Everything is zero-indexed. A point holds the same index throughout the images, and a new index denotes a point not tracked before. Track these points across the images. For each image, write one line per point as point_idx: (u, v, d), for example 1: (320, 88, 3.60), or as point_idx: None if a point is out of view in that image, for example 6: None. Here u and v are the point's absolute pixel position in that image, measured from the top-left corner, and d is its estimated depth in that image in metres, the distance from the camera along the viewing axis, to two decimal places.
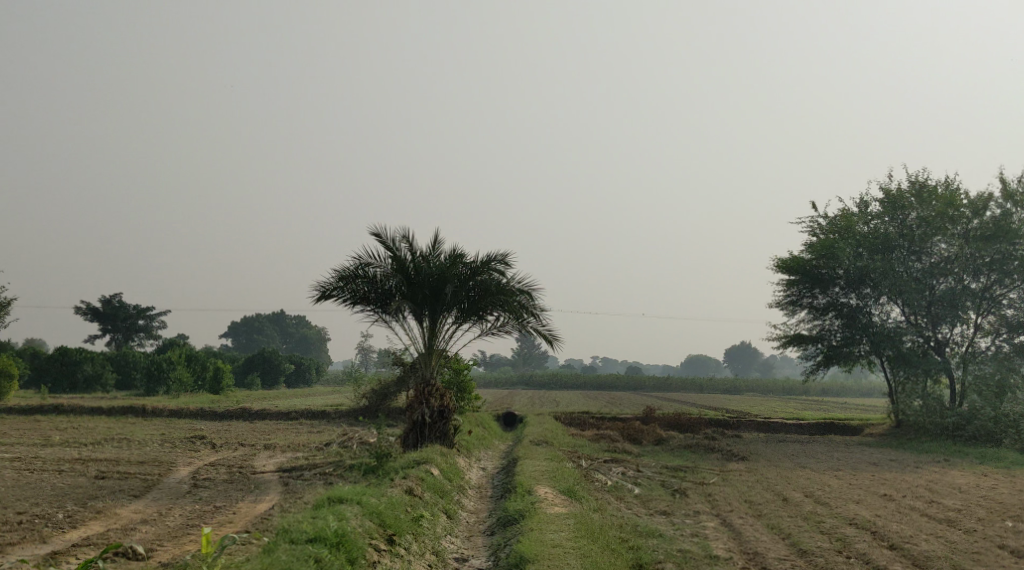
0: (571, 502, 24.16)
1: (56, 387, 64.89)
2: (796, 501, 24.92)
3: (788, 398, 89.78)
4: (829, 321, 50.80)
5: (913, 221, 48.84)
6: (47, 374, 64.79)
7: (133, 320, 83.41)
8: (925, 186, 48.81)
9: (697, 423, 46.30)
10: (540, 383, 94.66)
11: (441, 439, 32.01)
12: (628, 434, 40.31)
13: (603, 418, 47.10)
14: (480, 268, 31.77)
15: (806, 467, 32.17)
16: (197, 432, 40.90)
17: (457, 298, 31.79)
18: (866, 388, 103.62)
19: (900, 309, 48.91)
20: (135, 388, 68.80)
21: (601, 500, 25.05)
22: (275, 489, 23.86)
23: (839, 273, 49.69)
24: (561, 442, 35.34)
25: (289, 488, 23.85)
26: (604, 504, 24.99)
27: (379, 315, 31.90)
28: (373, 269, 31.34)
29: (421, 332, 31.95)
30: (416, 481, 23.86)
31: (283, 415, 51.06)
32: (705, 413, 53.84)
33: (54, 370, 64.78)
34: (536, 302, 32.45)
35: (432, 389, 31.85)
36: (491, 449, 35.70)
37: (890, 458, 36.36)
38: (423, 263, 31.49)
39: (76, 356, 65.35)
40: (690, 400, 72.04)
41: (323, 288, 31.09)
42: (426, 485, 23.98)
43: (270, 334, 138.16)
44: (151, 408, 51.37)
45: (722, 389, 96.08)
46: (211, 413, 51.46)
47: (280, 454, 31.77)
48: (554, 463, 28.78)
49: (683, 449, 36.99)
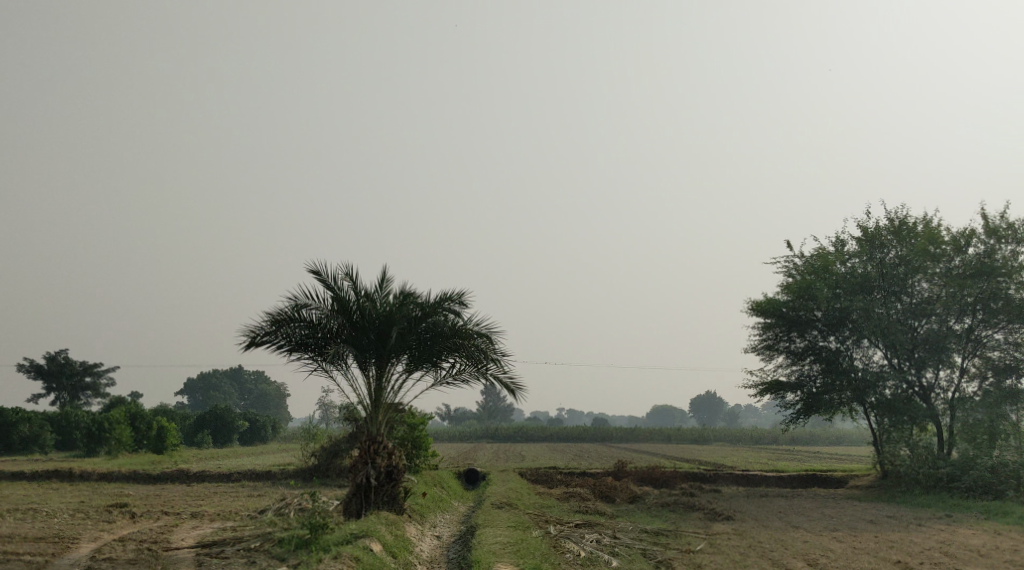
0: None
1: None
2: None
3: (761, 448, 86.44)
4: (807, 366, 47.47)
5: (892, 259, 45.95)
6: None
7: (81, 377, 78.89)
8: (904, 222, 46.07)
9: (671, 478, 42.95)
10: (505, 436, 90.87)
11: (390, 504, 28.37)
12: (600, 492, 36.78)
13: (572, 474, 43.63)
14: (432, 309, 28.50)
15: (800, 527, 28.82)
16: (122, 499, 36.89)
17: (407, 343, 28.43)
18: (837, 435, 100.45)
19: (882, 352, 45.86)
20: (75, 450, 64.26)
21: None
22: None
23: (817, 315, 46.61)
24: (526, 504, 31.76)
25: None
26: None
27: (318, 363, 28.30)
28: (311, 311, 27.79)
29: (367, 382, 28.41)
30: (349, 563, 20.29)
31: (225, 476, 47.07)
32: (679, 466, 50.50)
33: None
34: (495, 346, 29.05)
35: (379, 446, 28.23)
36: (449, 513, 32.02)
37: (886, 513, 33.15)
38: (367, 302, 28.16)
39: (13, 418, 60.53)
40: (661, 452, 68.51)
41: (253, 333, 27.45)
42: (362, 567, 20.38)
43: (227, 390, 133.35)
44: (79, 472, 47.13)
45: (691, 440, 92.86)
46: (146, 476, 47.32)
47: (207, 525, 28.04)
48: (518, 532, 25.21)
49: (661, 508, 33.52)
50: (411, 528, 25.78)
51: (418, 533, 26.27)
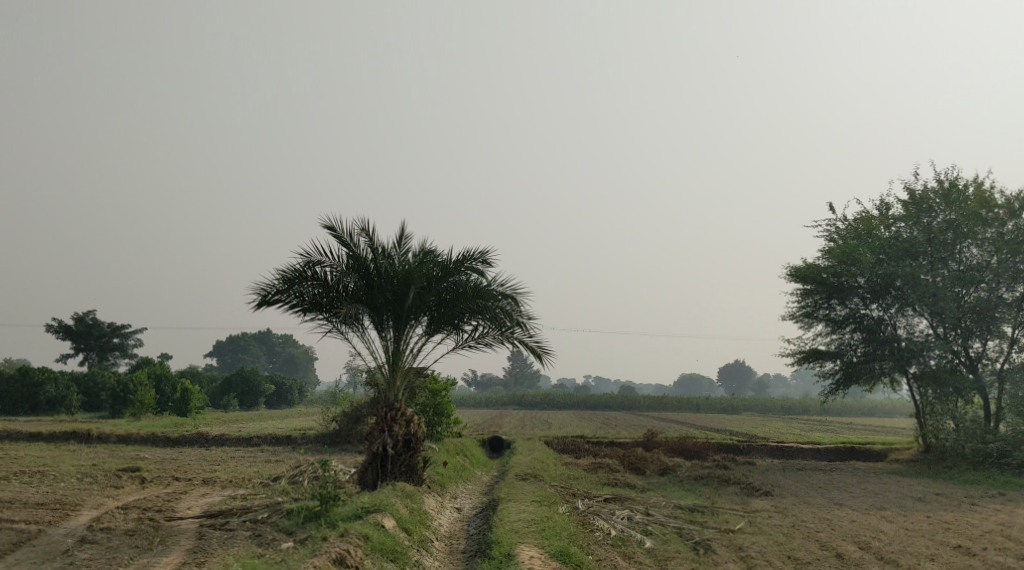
0: None
1: (16, 410, 58.32)
2: (856, 561, 19.96)
3: (793, 419, 84.57)
4: (847, 335, 45.54)
5: (939, 223, 43.83)
6: (5, 395, 58.22)
7: (110, 338, 78.10)
8: (953, 185, 43.93)
9: (704, 449, 41.25)
10: (533, 403, 89.46)
11: (407, 475, 26.87)
12: (630, 463, 35.17)
13: (600, 443, 42.02)
14: (454, 268, 26.89)
15: (844, 505, 27.08)
16: (135, 463, 35.54)
17: (426, 304, 26.87)
18: (870, 407, 98.39)
19: (926, 320, 43.90)
20: (100, 410, 63.22)
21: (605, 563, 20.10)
22: (175, 558, 18.93)
23: (860, 282, 44.61)
24: (551, 476, 30.24)
25: (195, 558, 18.94)
26: (610, 567, 20.07)
27: (333, 324, 26.77)
28: (325, 268, 26.23)
29: (385, 345, 26.90)
30: (357, 540, 19.11)
31: (246, 441, 45.85)
32: (713, 436, 48.73)
33: (14, 393, 58.20)
34: (521, 309, 27.39)
35: (397, 413, 26.72)
36: (471, 483, 30.53)
37: (934, 490, 31.38)
38: (385, 260, 26.61)
39: (39, 377, 58.99)
40: (691, 422, 66.79)
41: (264, 291, 25.91)
42: (371, 546, 19.19)
43: (256, 352, 132.84)
44: (98, 434, 45.93)
45: (720, 409, 91.16)
46: (165, 439, 46.09)
47: (217, 492, 26.61)
48: (543, 508, 23.66)
49: (695, 482, 31.86)
50: (429, 501, 24.36)
51: (437, 506, 24.86)
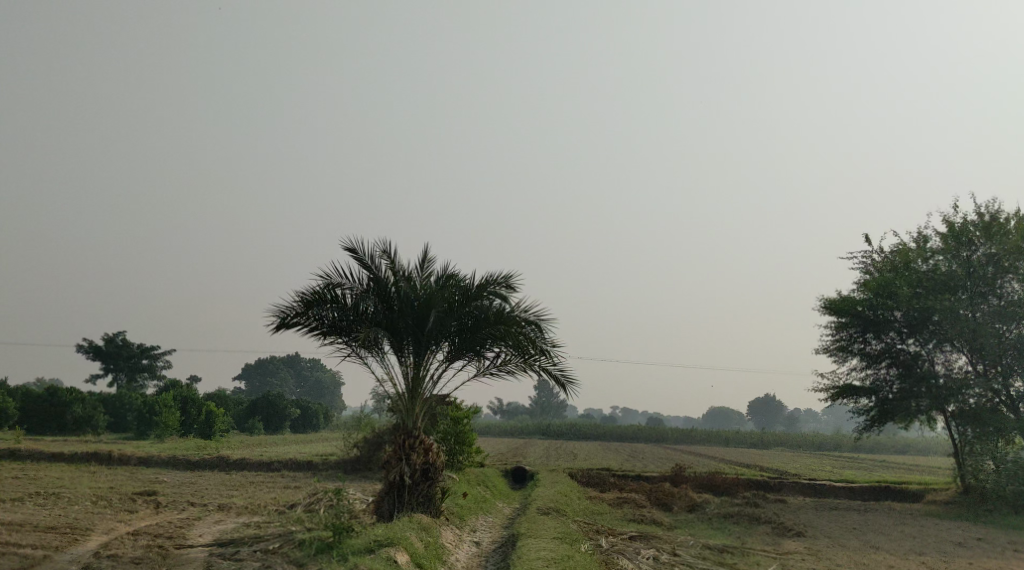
0: None
1: (42, 429, 57.91)
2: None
3: (824, 455, 83.01)
4: (883, 370, 44.43)
5: (979, 257, 42.67)
6: (32, 415, 57.82)
7: (139, 359, 77.86)
8: (994, 218, 42.82)
9: (733, 485, 40.17)
10: (559, 433, 88.38)
11: (425, 506, 26.08)
12: (656, 498, 34.21)
13: (626, 477, 41.03)
14: (477, 293, 26.21)
15: (880, 548, 26.12)
16: (152, 487, 34.91)
17: (448, 330, 26.19)
18: (903, 445, 96.57)
19: (965, 357, 42.70)
20: (126, 432, 62.80)
21: None
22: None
23: (897, 316, 43.54)
24: (575, 510, 29.37)
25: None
26: None
27: (352, 349, 26.12)
28: (344, 291, 25.62)
29: (404, 371, 26.23)
30: None
31: (267, 466, 45.18)
32: (743, 472, 47.56)
33: (41, 413, 57.72)
34: (545, 336, 26.65)
35: (416, 442, 26.01)
36: (492, 516, 29.71)
37: (973, 535, 30.25)
38: (406, 283, 25.96)
39: (66, 397, 58.49)
40: (719, 456, 65.57)
41: (282, 314, 25.32)
42: None
43: (283, 376, 132.47)
44: (119, 456, 45.37)
45: (749, 443, 89.70)
46: (185, 462, 45.42)
47: (231, 519, 25.95)
48: (566, 545, 22.86)
49: (723, 520, 30.90)
50: (446, 535, 23.63)
51: (455, 540, 24.16)
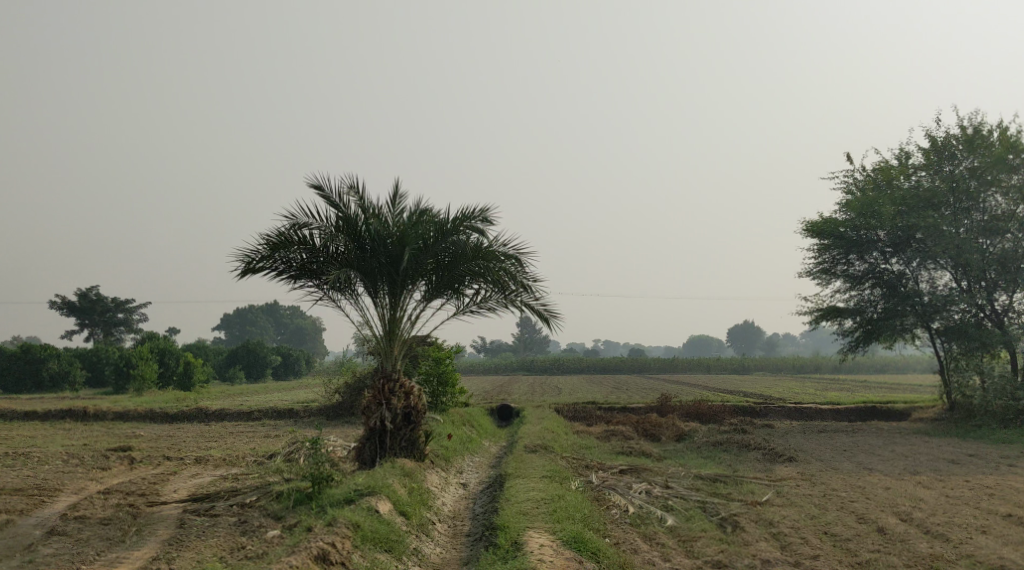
0: (581, 561, 18.37)
1: (18, 387, 56.77)
2: (901, 536, 19.66)
3: (806, 378, 82.87)
4: (867, 291, 43.83)
5: (962, 171, 41.95)
6: (7, 373, 56.62)
7: (114, 313, 76.65)
8: (977, 131, 41.98)
9: (720, 412, 39.62)
10: (542, 368, 87.92)
11: (408, 450, 25.34)
12: (644, 430, 33.56)
13: (612, 409, 40.43)
14: (452, 228, 25.23)
15: (874, 470, 25.58)
16: (128, 442, 33.95)
17: (423, 268, 25.25)
18: (883, 364, 96.76)
19: (950, 274, 42.14)
20: (105, 386, 61.81)
21: (624, 547, 19.34)
22: (148, 553, 17.89)
23: (880, 235, 42.85)
24: (563, 445, 28.76)
25: (169, 551, 17.94)
26: (629, 552, 19.23)
27: (324, 291, 25.14)
28: (311, 231, 24.53)
29: (380, 312, 25.30)
30: (347, 531, 18.29)
31: (247, 415, 44.33)
32: (730, 399, 47.05)
33: (16, 370, 56.47)
34: (525, 271, 25.77)
35: (395, 385, 25.16)
36: (478, 455, 29.07)
37: (966, 451, 29.78)
38: (377, 220, 24.93)
39: (41, 354, 57.29)
40: (703, 384, 65.16)
41: (248, 258, 24.26)
42: (363, 536, 18.42)
43: (263, 324, 131.46)
44: (95, 411, 44.35)
45: (731, 370, 89.59)
46: (163, 415, 44.46)
47: (208, 472, 25.01)
48: (555, 483, 22.22)
49: (712, 448, 30.35)
50: (432, 479, 22.96)
51: (441, 484, 23.50)
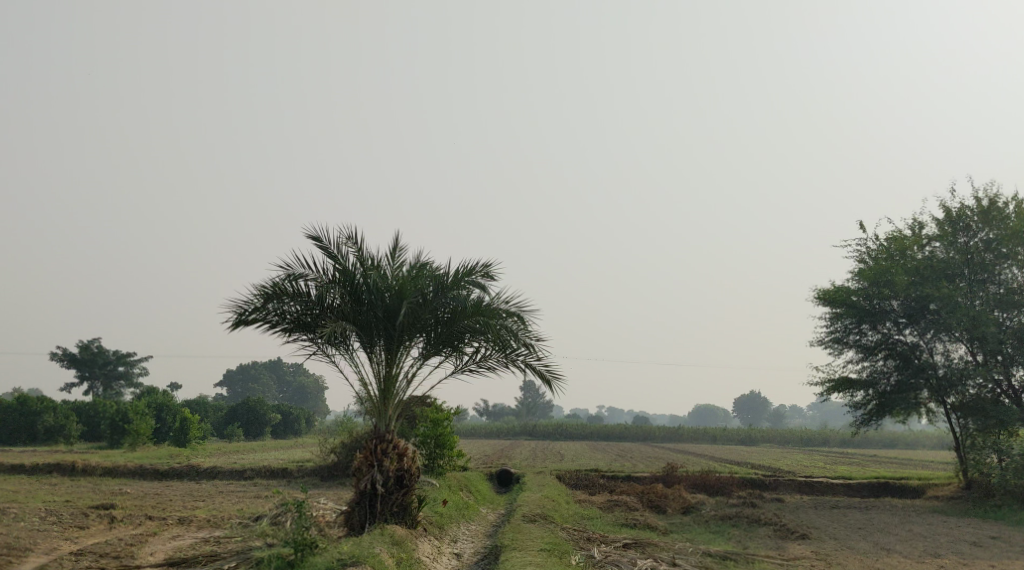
0: None
1: (11, 440, 55.43)
2: None
3: (814, 452, 81.24)
4: (880, 362, 42.59)
5: (977, 243, 41.01)
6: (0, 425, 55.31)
7: (115, 366, 75.50)
8: (993, 202, 41.11)
9: (728, 484, 38.30)
10: (545, 434, 86.43)
11: (399, 516, 24.08)
12: (649, 500, 32.24)
13: (616, 478, 39.09)
14: (453, 283, 24.29)
15: (892, 552, 24.37)
16: (113, 499, 32.62)
17: (422, 323, 24.24)
18: (892, 439, 95.15)
19: (965, 347, 40.97)
20: (100, 441, 60.48)
21: None
22: None
23: (894, 305, 41.74)
24: (564, 515, 27.47)
25: None
26: None
27: (318, 345, 24.09)
28: (306, 282, 23.60)
29: (375, 369, 24.23)
30: None
31: (240, 474, 42.97)
32: (738, 470, 45.62)
33: (11, 423, 55.20)
34: (528, 330, 24.73)
35: (388, 446, 24.02)
36: (475, 523, 27.75)
37: (986, 533, 28.49)
38: (375, 273, 24.00)
39: (37, 406, 56.01)
40: (710, 454, 63.64)
41: (240, 309, 23.26)
42: None
43: (265, 382, 129.93)
44: (84, 466, 42.98)
45: (737, 440, 88.01)
46: (153, 472, 43.10)
47: (190, 534, 23.79)
48: (553, 559, 21.00)
49: (720, 522, 29.05)
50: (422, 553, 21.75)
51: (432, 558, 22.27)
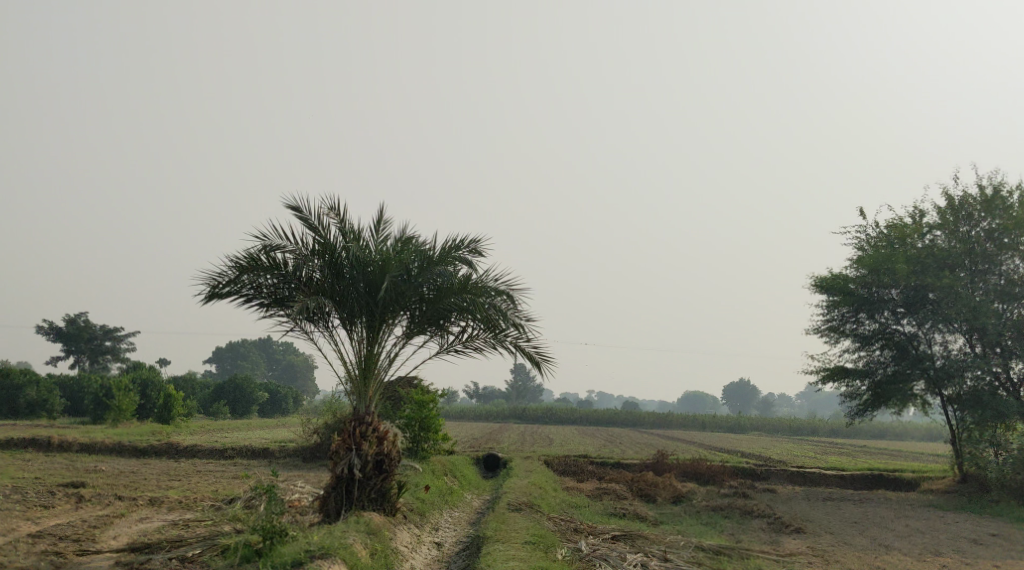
0: None
1: None
2: None
3: (805, 441, 80.41)
4: (876, 352, 41.62)
5: (978, 233, 39.99)
6: None
7: (101, 341, 74.22)
8: (997, 191, 40.04)
9: (719, 473, 37.36)
10: (534, 417, 85.46)
11: (378, 503, 23.10)
12: (638, 489, 31.28)
13: (604, 464, 38.10)
14: (439, 258, 23.29)
15: (892, 549, 23.50)
16: (84, 477, 31.48)
17: (405, 300, 23.25)
18: (882, 429, 94.52)
19: (962, 338, 40.02)
20: (83, 417, 59.25)
21: None
22: None
23: (893, 294, 40.72)
24: (550, 503, 26.53)
25: None
26: None
27: (295, 322, 23.06)
28: (283, 254, 22.57)
29: (355, 348, 23.24)
30: None
31: (221, 454, 41.85)
32: (730, 459, 44.66)
33: None
34: (518, 310, 23.73)
35: (367, 429, 22.99)
36: (458, 510, 26.76)
37: (987, 530, 27.60)
38: (356, 245, 22.99)
39: (19, 380, 54.75)
40: (700, 442, 62.73)
41: (213, 282, 22.22)
42: None
43: (255, 359, 128.85)
44: (60, 441, 41.81)
45: (727, 427, 87.18)
46: (131, 449, 41.95)
47: (159, 516, 22.75)
48: (538, 559, 20.12)
49: (712, 513, 28.14)
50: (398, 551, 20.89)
51: (409, 554, 21.42)
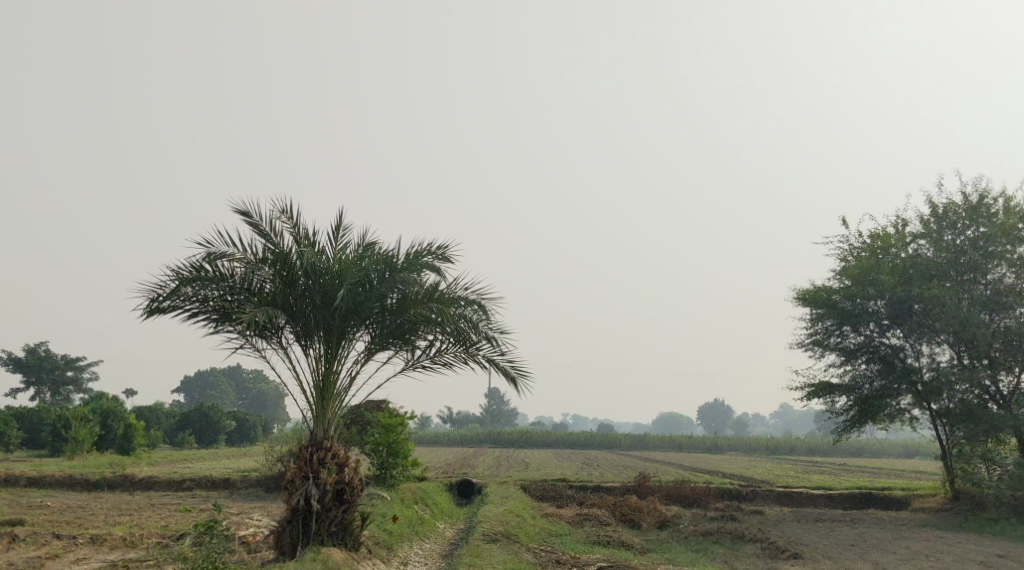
0: None
1: None
2: None
3: (785, 460, 78.83)
4: (861, 367, 39.94)
5: (961, 242, 38.52)
6: None
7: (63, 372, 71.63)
8: (982, 199, 38.71)
9: (704, 496, 35.62)
10: (509, 441, 83.44)
11: (338, 537, 21.17)
12: (620, 514, 29.43)
13: (583, 489, 36.25)
14: (403, 266, 21.64)
15: None
16: (27, 514, 29.21)
17: (366, 312, 21.55)
18: (860, 447, 93.27)
19: (951, 350, 38.33)
20: (40, 450, 56.71)
21: None
22: None
23: (878, 306, 39.05)
24: (529, 532, 24.67)
25: None
26: None
27: (246, 338, 21.33)
28: (232, 263, 20.93)
29: (312, 365, 21.50)
30: None
31: (180, 485, 39.61)
32: (714, 481, 42.90)
33: None
34: (490, 322, 22.04)
35: (325, 455, 21.09)
36: (428, 541, 24.81)
37: (992, 551, 25.97)
38: (311, 252, 21.37)
39: None
40: (681, 463, 60.91)
41: (156, 295, 20.56)
42: None
43: (224, 388, 126.04)
44: (9, 475, 39.41)
45: (704, 448, 85.56)
46: (85, 482, 39.61)
47: (98, 556, 20.75)
48: None
49: (701, 538, 26.38)
50: None
51: None
